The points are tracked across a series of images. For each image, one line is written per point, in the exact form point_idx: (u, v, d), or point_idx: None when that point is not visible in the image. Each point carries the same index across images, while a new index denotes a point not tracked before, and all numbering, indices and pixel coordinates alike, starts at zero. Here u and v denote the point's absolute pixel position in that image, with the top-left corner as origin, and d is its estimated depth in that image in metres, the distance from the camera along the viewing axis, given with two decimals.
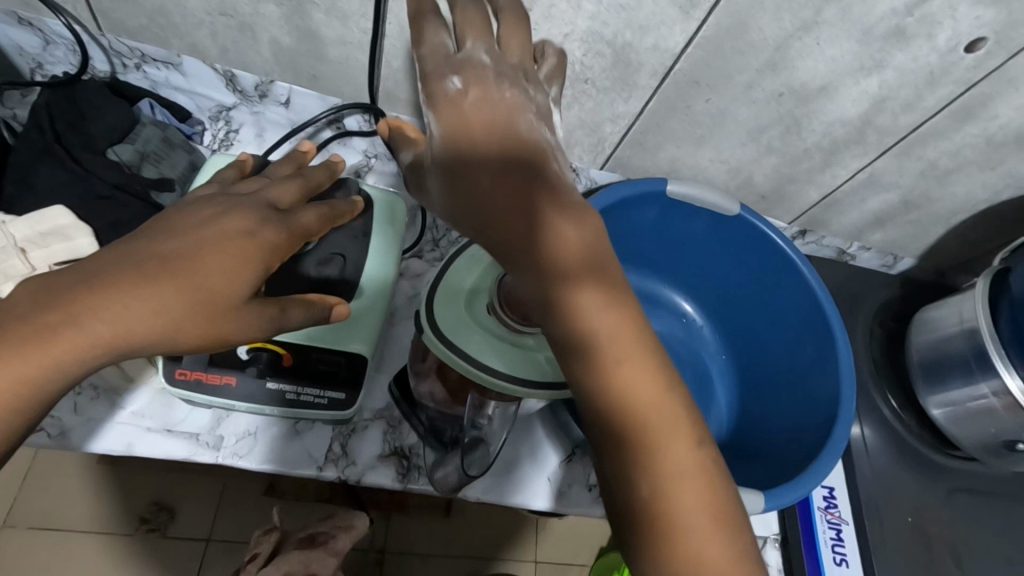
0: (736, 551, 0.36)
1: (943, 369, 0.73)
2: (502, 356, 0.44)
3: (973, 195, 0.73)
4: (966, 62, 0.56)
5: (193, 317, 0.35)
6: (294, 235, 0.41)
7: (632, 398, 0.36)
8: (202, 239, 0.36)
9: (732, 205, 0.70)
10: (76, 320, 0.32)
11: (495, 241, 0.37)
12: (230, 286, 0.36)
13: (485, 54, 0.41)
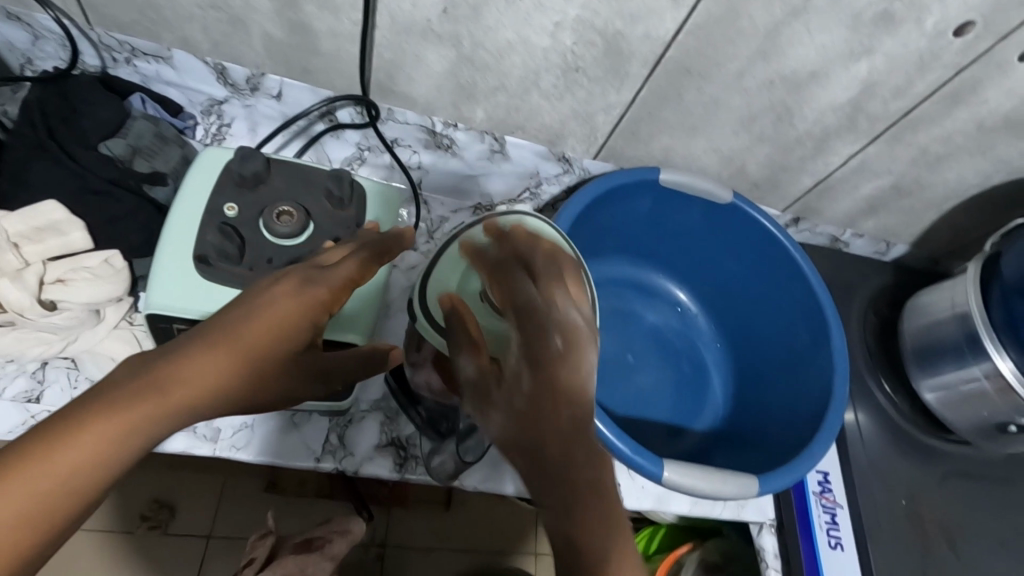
0: None
1: (936, 354, 0.73)
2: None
3: (964, 180, 0.73)
4: (955, 47, 0.57)
5: (257, 379, 0.38)
6: (343, 290, 0.42)
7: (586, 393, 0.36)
8: (259, 308, 0.38)
9: (725, 193, 0.71)
10: (156, 396, 0.34)
11: (516, 429, 0.35)
12: (292, 343, 0.39)
13: (578, 312, 0.39)
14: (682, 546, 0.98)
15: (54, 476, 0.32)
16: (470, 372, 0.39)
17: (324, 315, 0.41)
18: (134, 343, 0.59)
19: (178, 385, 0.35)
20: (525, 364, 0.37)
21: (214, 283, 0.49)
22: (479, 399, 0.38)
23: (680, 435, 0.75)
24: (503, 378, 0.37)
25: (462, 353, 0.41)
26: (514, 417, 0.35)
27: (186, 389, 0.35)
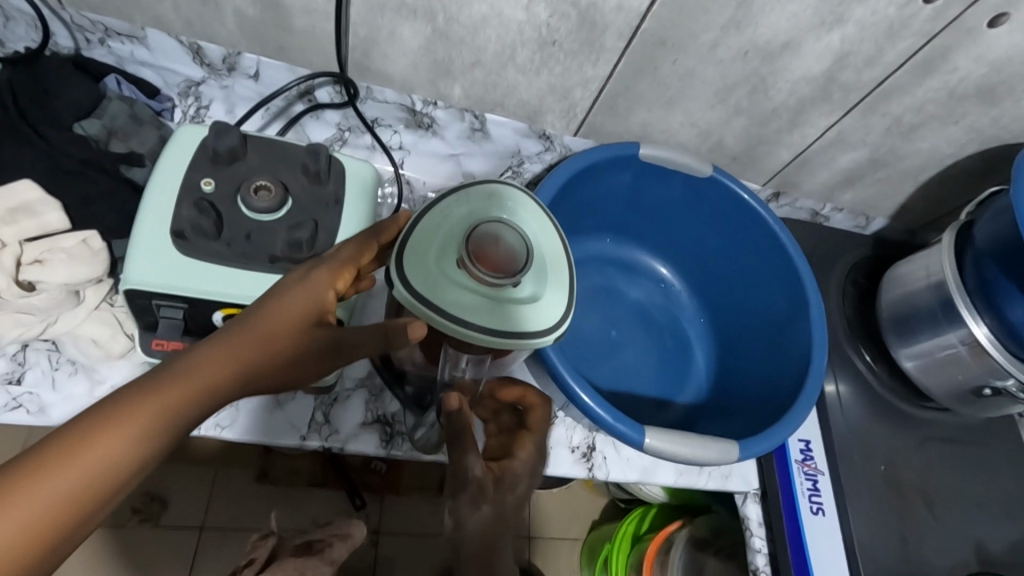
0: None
1: (912, 322, 0.75)
2: (479, 309, 0.45)
3: (938, 149, 0.74)
4: (924, 14, 0.57)
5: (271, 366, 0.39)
6: (346, 266, 0.46)
7: None
8: (276, 301, 0.41)
9: (703, 166, 0.72)
10: (183, 384, 0.35)
11: (507, 519, 0.47)
12: (305, 325, 0.41)
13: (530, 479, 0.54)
14: (672, 524, 0.99)
15: (80, 470, 0.31)
16: (475, 473, 0.48)
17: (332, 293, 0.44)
18: (115, 325, 0.58)
19: (202, 376, 0.35)
20: (522, 470, 0.51)
21: (193, 258, 0.50)
22: (480, 500, 0.47)
23: (664, 407, 0.76)
24: (504, 483, 0.49)
25: (463, 452, 0.48)
26: (507, 519, 0.47)
27: (209, 380, 0.36)
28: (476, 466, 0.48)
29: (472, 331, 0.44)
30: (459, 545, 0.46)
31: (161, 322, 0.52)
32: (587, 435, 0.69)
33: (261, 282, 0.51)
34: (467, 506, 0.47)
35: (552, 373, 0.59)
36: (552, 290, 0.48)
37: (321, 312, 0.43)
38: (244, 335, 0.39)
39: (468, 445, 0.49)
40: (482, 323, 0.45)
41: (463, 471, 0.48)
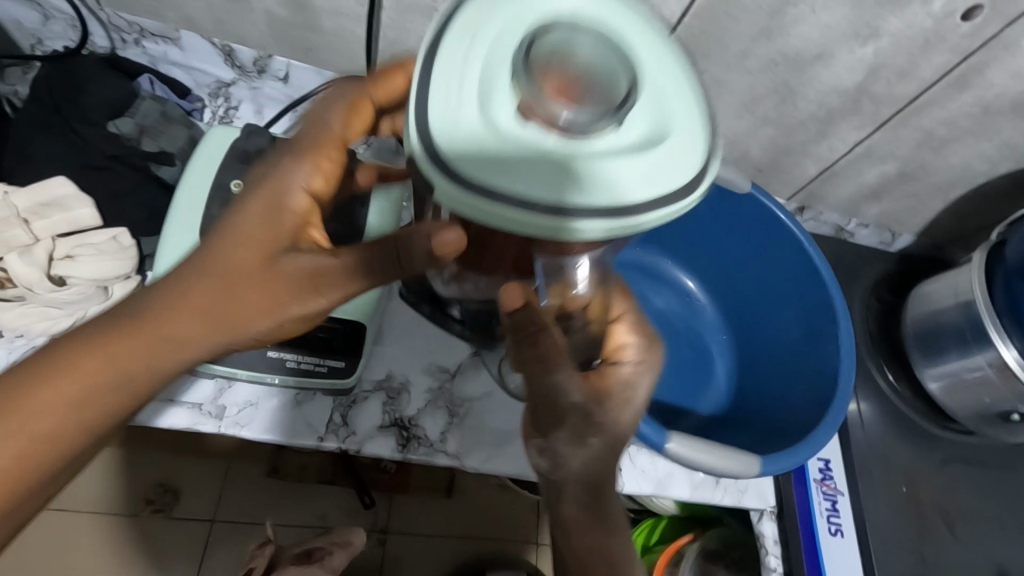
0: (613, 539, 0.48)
1: (938, 341, 0.73)
2: (561, 178, 0.29)
3: (970, 166, 0.73)
4: (962, 29, 0.56)
5: (239, 308, 0.40)
6: (317, 153, 0.42)
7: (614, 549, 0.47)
8: (234, 227, 0.40)
9: (744, 182, 0.71)
10: (130, 336, 0.39)
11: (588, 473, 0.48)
12: (255, 256, 0.40)
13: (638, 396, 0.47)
14: (683, 537, 0.98)
15: (48, 408, 0.38)
16: (572, 399, 0.45)
17: (299, 203, 0.41)
18: None
19: (154, 320, 0.40)
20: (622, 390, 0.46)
21: None
22: (583, 427, 0.46)
23: (682, 419, 0.75)
24: (608, 401, 0.46)
25: (549, 371, 0.43)
26: (612, 444, 0.48)
27: (168, 330, 0.40)
28: (575, 392, 0.44)
29: (564, 219, 0.29)
30: (559, 483, 0.48)
31: None
32: None
33: None
34: (568, 444, 0.47)
35: None
36: (663, 122, 0.31)
37: (289, 234, 0.41)
38: (203, 275, 0.40)
39: (555, 365, 0.42)
40: (576, 200, 0.29)
41: (559, 398, 0.45)
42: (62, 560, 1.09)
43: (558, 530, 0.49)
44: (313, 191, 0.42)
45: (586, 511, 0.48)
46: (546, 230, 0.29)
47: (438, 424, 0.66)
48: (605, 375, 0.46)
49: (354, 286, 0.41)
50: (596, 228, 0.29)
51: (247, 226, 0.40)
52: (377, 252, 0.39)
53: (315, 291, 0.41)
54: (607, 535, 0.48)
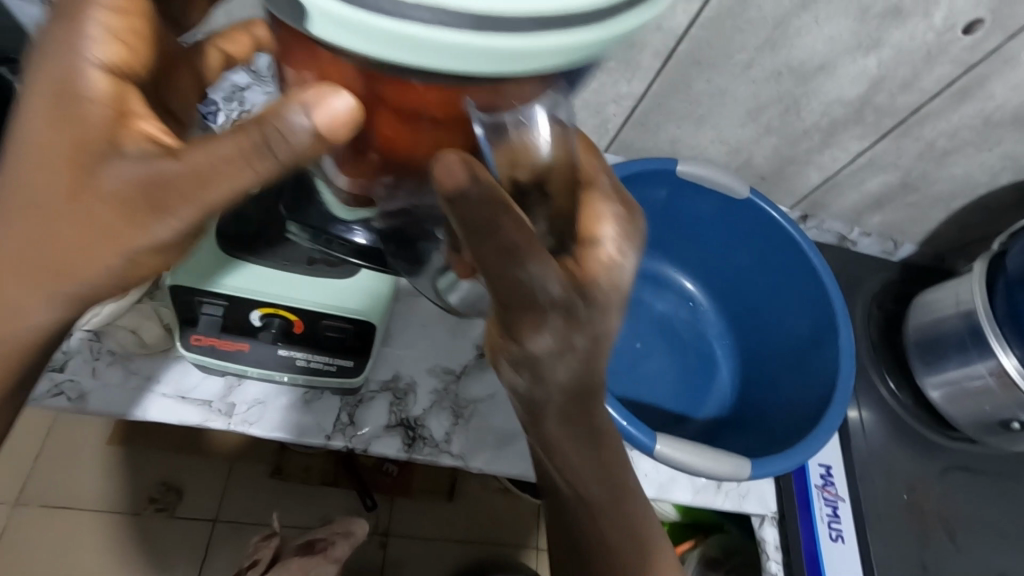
0: (607, 457, 0.46)
1: (940, 348, 0.74)
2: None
3: (971, 176, 0.74)
4: (963, 42, 0.58)
5: (74, 239, 0.34)
6: (81, 29, 0.33)
7: (613, 461, 0.46)
8: (35, 135, 0.33)
9: (744, 188, 0.72)
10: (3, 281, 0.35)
11: (575, 383, 0.40)
12: (78, 164, 0.33)
13: (625, 278, 0.38)
14: (685, 543, 1.01)
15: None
16: (550, 295, 0.34)
17: (95, 86, 0.33)
18: (155, 317, 0.60)
19: (18, 261, 0.35)
20: (607, 279, 0.37)
21: (241, 258, 0.52)
22: (567, 328, 0.36)
23: (683, 421, 0.76)
24: (593, 293, 0.37)
25: (516, 263, 0.32)
26: (599, 348, 0.39)
27: (18, 273, 0.35)
28: (553, 285, 0.34)
29: (524, 49, 0.24)
30: (541, 402, 0.41)
31: (202, 319, 0.54)
32: None
33: (303, 286, 0.53)
34: (553, 358, 0.37)
35: None
36: None
37: (99, 135, 0.33)
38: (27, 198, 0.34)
39: (526, 254, 0.32)
40: (535, 21, 0.23)
41: (537, 294, 0.34)
42: (65, 557, 1.10)
43: (553, 456, 0.45)
44: (108, 68, 0.33)
45: (574, 430, 0.43)
46: (504, 62, 0.25)
47: (443, 424, 0.66)
48: (584, 261, 0.37)
49: (216, 202, 0.32)
50: (558, 55, 0.25)
51: (47, 130, 0.33)
52: (246, 146, 0.31)
53: (157, 212, 0.32)
54: (597, 452, 0.45)
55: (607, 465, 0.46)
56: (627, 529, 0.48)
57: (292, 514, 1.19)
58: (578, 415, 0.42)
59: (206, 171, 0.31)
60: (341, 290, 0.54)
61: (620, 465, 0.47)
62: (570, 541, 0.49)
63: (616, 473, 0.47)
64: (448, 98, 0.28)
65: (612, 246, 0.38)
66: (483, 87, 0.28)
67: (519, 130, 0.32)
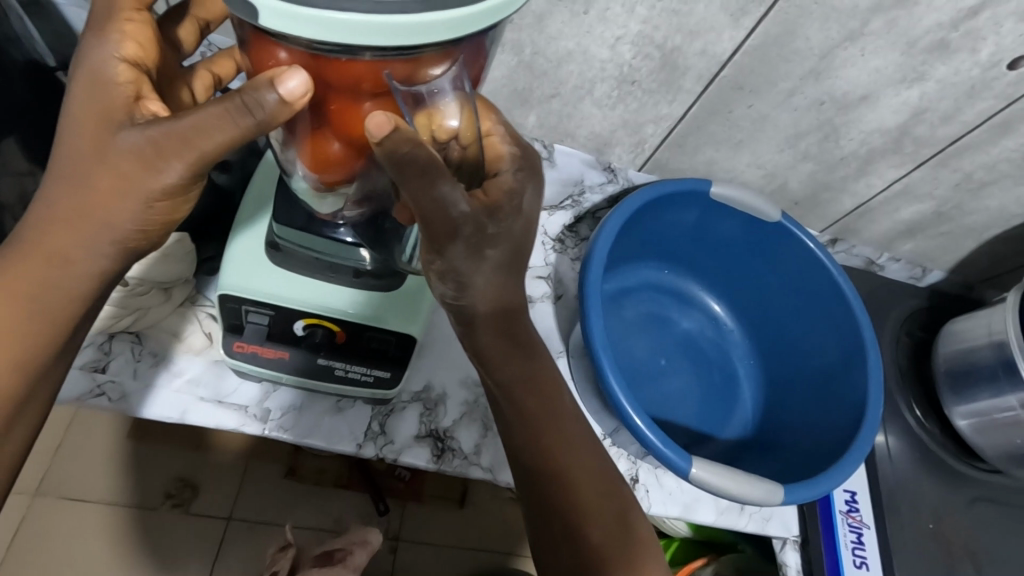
0: (534, 369, 0.50)
1: (970, 379, 0.74)
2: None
3: (1006, 209, 0.74)
4: (1007, 78, 0.58)
5: (97, 195, 0.38)
6: (110, 33, 0.40)
7: (541, 368, 0.50)
8: (67, 123, 0.39)
9: (774, 212, 0.73)
10: (40, 240, 0.39)
11: (499, 295, 0.46)
12: (104, 133, 0.38)
13: (524, 200, 0.43)
14: (697, 560, 0.98)
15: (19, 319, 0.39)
16: (460, 210, 0.39)
17: (117, 73, 0.39)
18: (197, 323, 0.62)
19: (57, 220, 0.39)
20: (512, 202, 0.42)
21: (281, 266, 0.52)
22: (477, 239, 0.41)
23: (706, 442, 0.76)
24: (499, 212, 0.42)
25: (431, 185, 0.37)
26: (511, 254, 0.44)
27: (62, 229, 0.39)
28: (462, 202, 0.39)
29: (412, 22, 0.30)
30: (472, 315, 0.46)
31: (247, 326, 0.55)
32: (630, 467, 0.68)
33: (344, 295, 0.53)
34: (469, 263, 0.43)
35: (606, 393, 0.60)
36: None
37: (116, 108, 0.38)
38: (61, 169, 0.39)
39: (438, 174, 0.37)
40: (416, 6, 0.30)
41: (448, 212, 0.39)
42: (82, 551, 1.11)
43: (490, 368, 0.49)
44: (129, 62, 0.40)
45: (505, 341, 0.48)
46: (399, 36, 0.30)
47: (472, 436, 0.67)
48: (488, 188, 0.42)
49: (208, 151, 0.37)
50: (444, 27, 0.31)
51: (78, 113, 0.39)
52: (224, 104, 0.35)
53: (163, 160, 0.37)
54: (527, 365, 0.50)
55: (537, 380, 0.50)
56: (569, 441, 0.49)
57: (306, 515, 1.19)
58: (503, 330, 0.48)
59: (208, 123, 0.36)
60: (378, 300, 0.53)
61: (549, 372, 0.51)
62: (513, 456, 0.49)
63: (548, 382, 0.50)
64: (373, 69, 0.35)
65: (517, 180, 0.43)
66: (397, 60, 0.34)
67: (435, 100, 0.37)
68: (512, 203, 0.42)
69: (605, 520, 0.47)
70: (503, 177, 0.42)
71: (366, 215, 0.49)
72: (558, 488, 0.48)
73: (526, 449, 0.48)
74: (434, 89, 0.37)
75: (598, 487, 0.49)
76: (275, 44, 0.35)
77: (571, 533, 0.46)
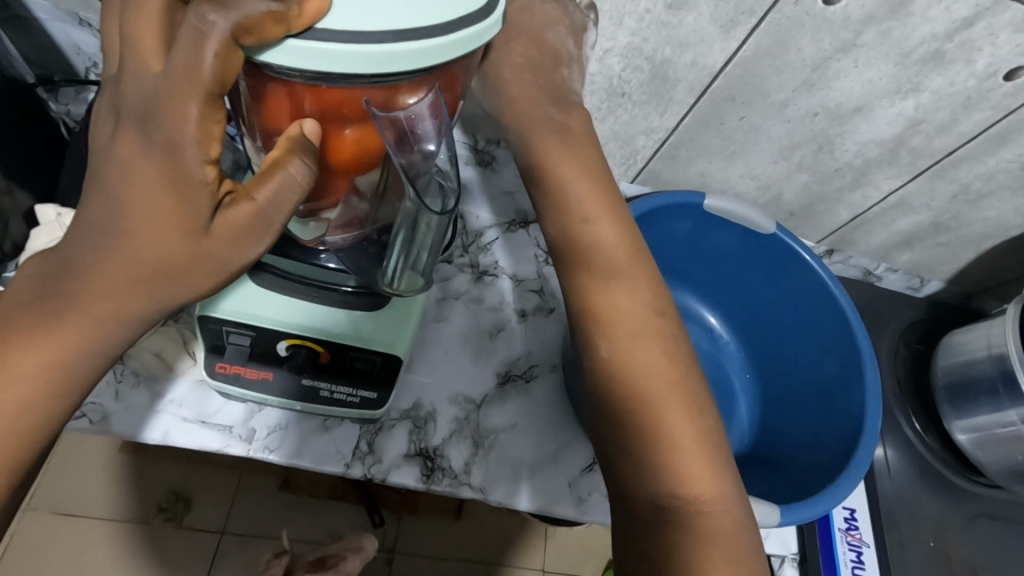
0: (623, 300, 0.44)
1: (971, 394, 0.72)
2: (367, 18, 0.29)
3: (1004, 219, 0.74)
4: (1004, 89, 0.57)
5: (163, 288, 0.34)
6: (174, 105, 0.29)
7: (610, 297, 0.44)
8: (110, 190, 0.31)
9: (768, 223, 0.72)
10: (80, 317, 0.34)
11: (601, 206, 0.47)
12: (162, 215, 0.31)
13: (573, 138, 0.49)
14: None
15: (44, 385, 0.34)
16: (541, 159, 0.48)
17: (203, 174, 0.31)
18: (180, 343, 0.60)
19: (95, 295, 0.33)
20: (549, 126, 0.49)
21: (259, 283, 0.51)
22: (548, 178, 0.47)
23: None
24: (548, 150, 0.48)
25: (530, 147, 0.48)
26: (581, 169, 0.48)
27: (109, 301, 0.34)
28: (529, 145, 0.49)
29: (386, 51, 0.29)
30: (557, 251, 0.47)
31: (228, 348, 0.53)
32: None
33: (329, 317, 0.52)
34: (563, 201, 0.47)
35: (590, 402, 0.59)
36: None
37: (202, 207, 0.32)
38: (109, 249, 0.32)
39: (540, 69, 0.49)
40: (392, 34, 0.29)
41: (532, 159, 0.48)
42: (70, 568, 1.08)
43: (587, 227, 0.46)
44: (216, 160, 0.31)
45: (578, 265, 0.46)
46: (371, 65, 0.29)
47: (462, 454, 0.64)
48: (537, 129, 0.48)
49: (284, 219, 0.34)
50: (418, 57, 0.30)
51: (139, 204, 0.31)
52: (276, 169, 0.33)
53: (245, 243, 0.34)
54: (610, 297, 0.45)
55: (614, 318, 0.44)
56: (650, 386, 0.42)
57: (298, 529, 1.17)
58: (596, 266, 0.45)
59: (282, 196, 0.33)
60: (362, 320, 0.52)
61: (640, 296, 0.45)
62: (593, 318, 0.44)
63: (642, 305, 0.45)
64: (348, 96, 0.33)
65: (556, 115, 0.49)
66: (376, 87, 0.33)
67: (414, 126, 0.35)
68: (554, 133, 0.48)
69: (684, 412, 0.41)
70: (547, 122, 0.49)
71: (355, 240, 0.50)
72: (625, 356, 0.43)
73: (594, 326, 0.44)
74: (408, 112, 0.35)
75: (678, 372, 0.43)
76: (255, 75, 0.33)
77: (642, 414, 0.41)
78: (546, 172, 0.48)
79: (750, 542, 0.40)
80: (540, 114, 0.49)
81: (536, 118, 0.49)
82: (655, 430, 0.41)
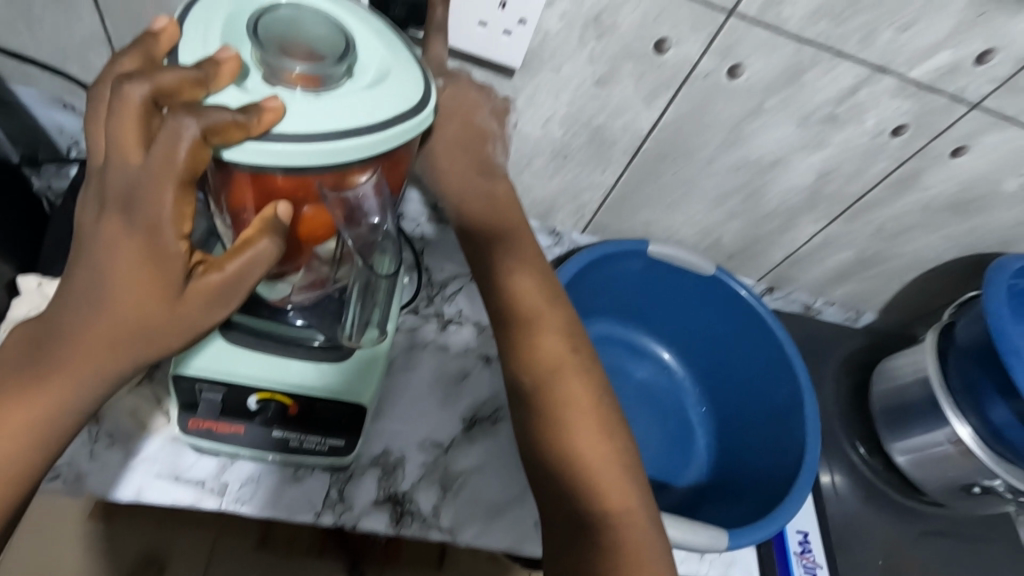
0: (553, 339, 0.50)
1: (904, 417, 0.78)
2: (313, 121, 0.35)
3: (920, 254, 0.81)
4: (895, 143, 0.65)
5: (138, 347, 0.38)
6: (152, 191, 0.33)
7: (539, 338, 0.50)
8: (94, 262, 0.35)
9: (707, 265, 0.78)
10: (63, 376, 0.37)
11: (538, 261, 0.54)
12: (141, 284, 0.36)
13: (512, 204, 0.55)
14: None
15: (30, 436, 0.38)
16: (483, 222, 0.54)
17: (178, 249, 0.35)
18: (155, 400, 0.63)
19: (77, 355, 0.37)
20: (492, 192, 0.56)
21: (230, 342, 0.55)
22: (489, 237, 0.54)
23: (666, 490, 0.79)
24: (489, 213, 0.55)
25: (475, 211, 0.55)
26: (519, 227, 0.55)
27: (89, 360, 0.37)
28: (473, 207, 0.55)
29: (333, 147, 0.35)
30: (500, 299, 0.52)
31: (201, 403, 0.57)
32: None
33: (298, 369, 0.55)
34: (505, 255, 0.53)
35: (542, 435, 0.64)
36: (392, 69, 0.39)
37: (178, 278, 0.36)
38: (91, 313, 0.36)
39: (477, 141, 0.56)
40: (335, 132, 0.35)
41: (475, 221, 0.55)
42: None
43: (518, 275, 0.52)
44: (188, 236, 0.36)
45: (515, 310, 0.51)
46: (320, 156, 0.35)
47: (430, 498, 0.66)
48: (476, 195, 0.56)
49: (252, 286, 0.39)
50: (361, 149, 0.36)
51: (119, 274, 0.35)
52: (246, 247, 0.38)
53: (215, 308, 0.38)
54: (541, 335, 0.50)
55: (538, 353, 0.49)
56: (569, 412, 0.47)
57: None
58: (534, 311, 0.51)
59: (250, 269, 0.38)
60: (329, 371, 0.56)
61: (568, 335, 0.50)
62: (532, 358, 0.49)
63: (564, 342, 0.50)
64: (304, 182, 0.38)
65: (490, 181, 0.56)
66: (327, 173, 0.38)
67: (360, 203, 0.41)
68: (490, 199, 0.56)
69: (593, 429, 0.47)
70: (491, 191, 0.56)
71: (318, 298, 0.56)
72: (555, 388, 0.48)
73: (530, 363, 0.49)
74: (358, 190, 0.40)
75: (592, 401, 0.48)
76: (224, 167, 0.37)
77: (563, 438, 0.46)
78: (490, 231, 0.54)
79: (662, 551, 0.45)
80: (476, 181, 0.56)
81: (478, 185, 0.56)
82: (578, 452, 0.46)
